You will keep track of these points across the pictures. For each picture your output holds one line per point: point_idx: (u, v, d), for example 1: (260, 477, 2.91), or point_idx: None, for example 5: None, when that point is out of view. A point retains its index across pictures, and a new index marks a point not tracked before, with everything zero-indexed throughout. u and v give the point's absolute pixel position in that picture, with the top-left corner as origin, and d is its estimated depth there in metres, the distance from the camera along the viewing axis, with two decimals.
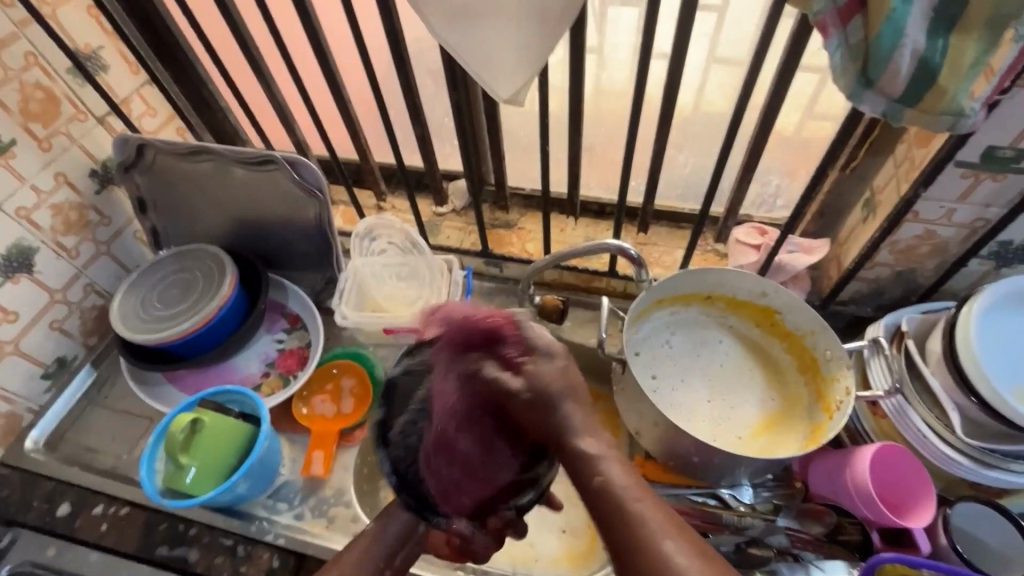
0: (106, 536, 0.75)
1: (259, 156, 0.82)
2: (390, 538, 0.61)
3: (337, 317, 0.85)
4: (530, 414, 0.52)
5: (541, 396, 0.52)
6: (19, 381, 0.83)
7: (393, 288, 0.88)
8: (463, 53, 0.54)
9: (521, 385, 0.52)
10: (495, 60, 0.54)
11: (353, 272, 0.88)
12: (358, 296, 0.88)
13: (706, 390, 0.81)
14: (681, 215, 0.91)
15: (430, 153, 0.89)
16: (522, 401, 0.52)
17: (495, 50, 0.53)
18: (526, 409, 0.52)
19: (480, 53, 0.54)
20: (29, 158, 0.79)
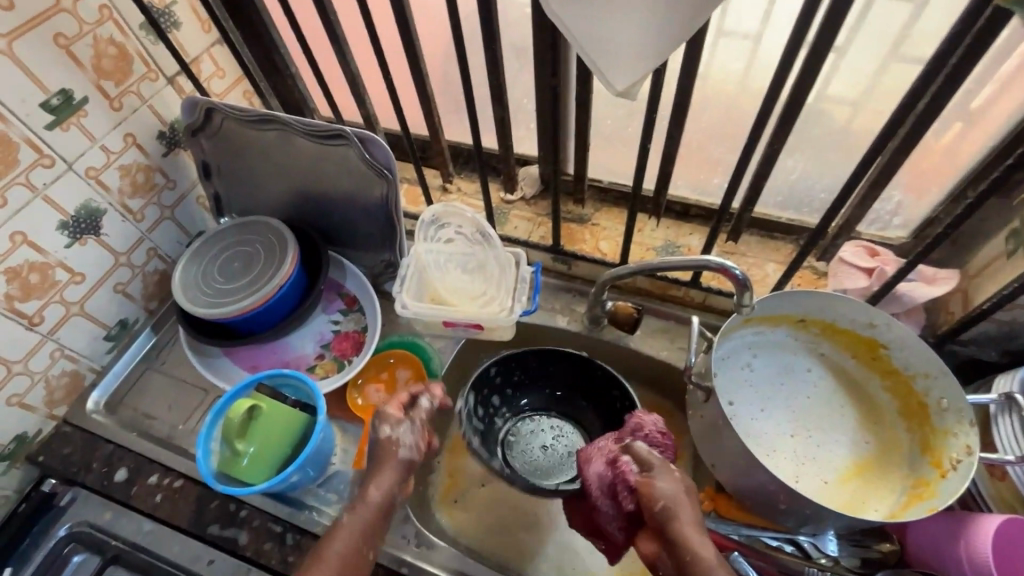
0: (160, 507, 0.75)
1: (329, 131, 0.77)
2: (366, 520, 0.59)
3: (397, 306, 0.80)
4: (660, 492, 0.55)
5: (677, 487, 0.56)
6: (83, 342, 0.83)
7: (456, 279, 0.83)
8: (580, 34, 0.47)
9: (662, 470, 0.57)
10: (612, 48, 0.47)
11: (416, 259, 0.83)
12: (418, 286, 0.83)
13: (788, 423, 0.73)
14: (777, 225, 0.82)
15: (507, 138, 0.82)
16: (659, 476, 0.56)
17: (617, 35, 0.46)
18: (660, 485, 0.55)
19: (599, 37, 0.47)
20: (99, 116, 0.76)
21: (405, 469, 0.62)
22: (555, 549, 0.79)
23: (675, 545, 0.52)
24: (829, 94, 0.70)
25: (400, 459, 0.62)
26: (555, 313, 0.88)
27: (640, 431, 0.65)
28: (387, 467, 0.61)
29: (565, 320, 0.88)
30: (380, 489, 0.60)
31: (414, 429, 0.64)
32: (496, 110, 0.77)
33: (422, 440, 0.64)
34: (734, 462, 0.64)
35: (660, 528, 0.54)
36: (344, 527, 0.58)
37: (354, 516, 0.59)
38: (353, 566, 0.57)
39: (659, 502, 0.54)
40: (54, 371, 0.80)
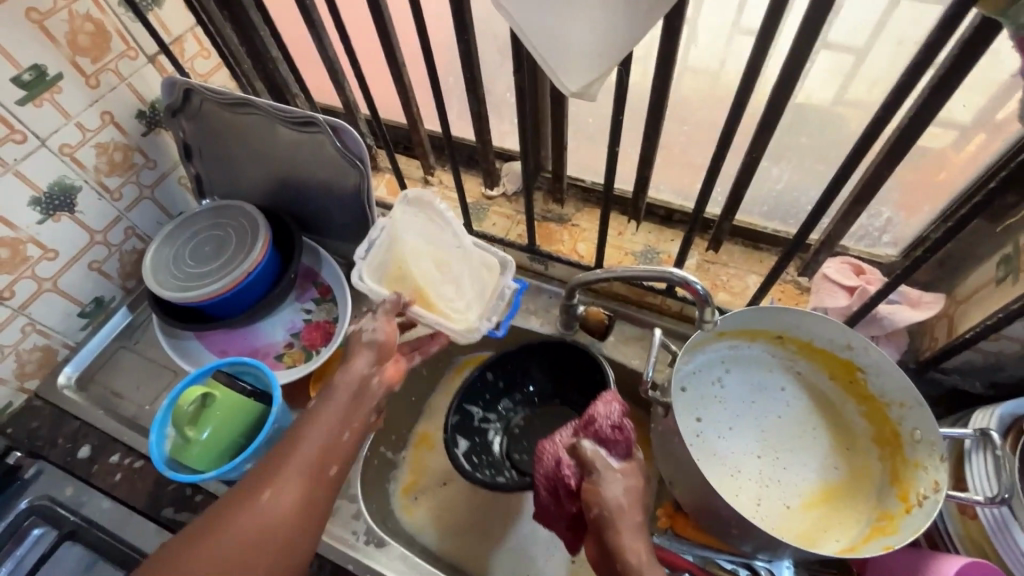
0: (119, 486, 0.76)
1: (302, 117, 0.76)
2: (341, 404, 0.58)
3: (353, 276, 0.72)
4: (601, 498, 0.54)
5: (619, 493, 0.54)
6: (57, 317, 0.84)
7: (428, 276, 0.73)
8: (532, 32, 0.44)
9: (606, 475, 0.55)
10: (567, 52, 0.45)
11: (388, 230, 0.74)
12: (384, 259, 0.74)
13: (756, 443, 0.70)
14: (762, 235, 0.79)
15: (484, 132, 0.80)
16: (599, 483, 0.55)
17: (567, 33, 0.43)
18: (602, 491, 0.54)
19: (550, 36, 0.44)
20: (75, 93, 0.76)
21: (379, 355, 0.62)
22: (510, 551, 0.78)
23: (610, 552, 0.52)
24: (845, 99, 0.67)
25: (376, 338, 0.62)
26: (528, 314, 0.87)
27: (592, 425, 0.60)
28: (359, 351, 0.61)
29: (538, 322, 0.86)
30: (353, 370, 0.60)
31: (375, 318, 0.64)
32: (473, 103, 0.75)
33: (387, 325, 0.64)
34: (687, 480, 0.61)
35: (599, 534, 0.53)
36: (318, 411, 0.57)
37: (326, 407, 0.57)
38: (334, 452, 0.56)
39: (597, 509, 0.54)
40: (26, 346, 0.81)
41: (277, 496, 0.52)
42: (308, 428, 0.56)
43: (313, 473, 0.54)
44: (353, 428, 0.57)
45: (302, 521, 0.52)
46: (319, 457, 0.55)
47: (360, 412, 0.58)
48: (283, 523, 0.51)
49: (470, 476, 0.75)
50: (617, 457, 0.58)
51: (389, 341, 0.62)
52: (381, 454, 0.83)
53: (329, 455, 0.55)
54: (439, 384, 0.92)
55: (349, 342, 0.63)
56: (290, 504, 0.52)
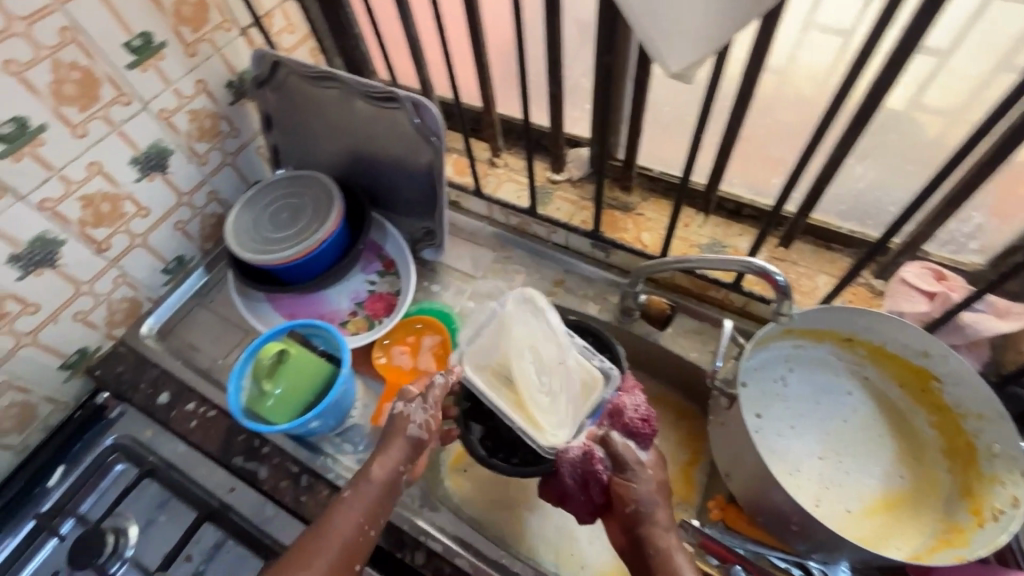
0: (194, 433, 0.81)
1: (384, 92, 0.79)
2: (369, 501, 0.62)
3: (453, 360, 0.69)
4: (636, 496, 0.59)
5: (651, 490, 0.59)
6: (144, 272, 0.90)
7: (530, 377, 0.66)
8: (641, 13, 0.45)
9: (640, 472, 0.60)
10: (681, 33, 0.45)
11: (502, 319, 0.68)
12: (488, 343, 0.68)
13: (817, 443, 0.69)
14: (836, 235, 0.77)
15: (558, 116, 0.81)
16: (631, 475, 0.60)
17: (680, 16, 0.44)
18: (634, 485, 0.59)
19: (661, 17, 0.45)
20: (175, 60, 0.80)
21: (413, 449, 0.65)
22: (556, 530, 0.80)
23: (642, 545, 0.57)
24: (934, 100, 0.64)
25: (412, 435, 0.65)
26: (586, 299, 0.88)
27: (619, 416, 0.64)
28: (398, 444, 0.64)
29: (596, 308, 0.87)
30: (390, 462, 0.64)
31: (426, 406, 0.66)
32: (551, 86, 0.76)
33: (433, 419, 0.66)
34: (748, 474, 0.61)
35: (632, 528, 0.58)
36: (348, 506, 0.61)
37: (353, 500, 0.61)
38: (355, 552, 0.60)
39: (632, 505, 0.58)
40: (116, 296, 0.87)
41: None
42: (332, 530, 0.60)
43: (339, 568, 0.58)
44: (377, 522, 0.62)
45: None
46: (341, 559, 0.59)
47: (388, 507, 0.63)
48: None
49: (489, 463, 0.70)
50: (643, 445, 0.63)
51: (428, 437, 0.66)
52: None
53: (350, 558, 0.59)
54: None
55: (390, 423, 0.66)
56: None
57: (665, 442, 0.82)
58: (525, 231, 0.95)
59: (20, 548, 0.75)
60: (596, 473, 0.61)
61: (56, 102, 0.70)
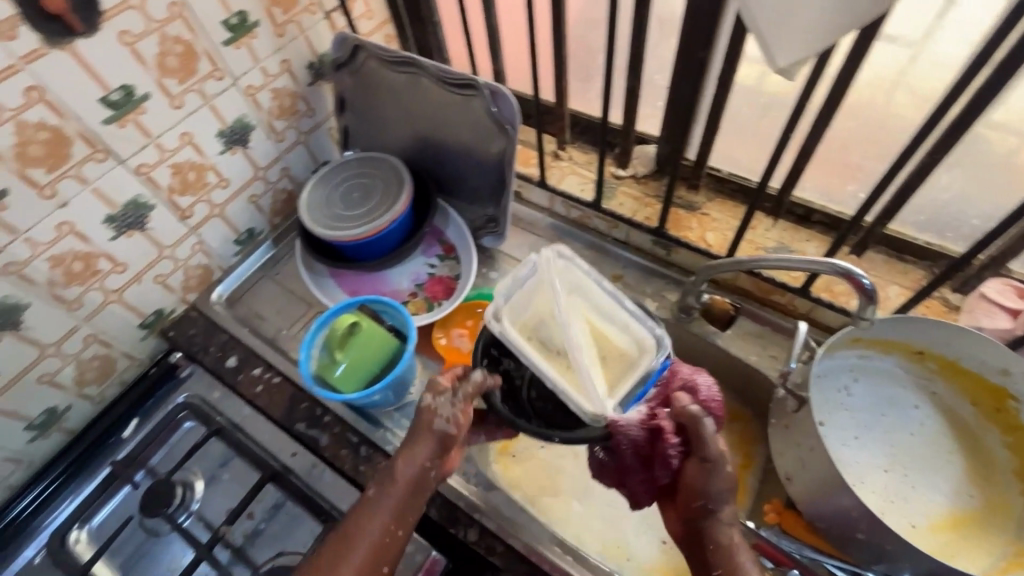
0: (260, 397, 0.84)
1: (463, 80, 0.81)
2: (396, 501, 0.62)
3: (491, 318, 0.70)
4: (707, 491, 0.57)
5: (722, 486, 0.57)
6: (218, 241, 0.93)
7: (570, 333, 0.69)
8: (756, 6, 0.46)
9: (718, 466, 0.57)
10: (795, 30, 0.46)
11: (539, 277, 0.73)
12: (526, 301, 0.73)
13: (882, 455, 0.68)
14: (911, 246, 0.75)
15: (631, 111, 0.82)
16: (708, 472, 0.57)
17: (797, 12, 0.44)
18: (709, 482, 0.57)
19: (777, 10, 0.45)
20: (265, 39, 0.84)
21: (439, 446, 0.63)
22: (603, 522, 0.80)
23: (703, 535, 0.58)
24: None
25: (442, 431, 0.63)
26: (644, 295, 0.88)
27: (693, 394, 0.61)
28: (424, 440, 0.63)
29: (653, 305, 0.87)
30: (416, 461, 0.63)
31: (454, 402, 0.63)
32: (630, 80, 0.76)
33: (461, 415, 0.63)
34: (814, 478, 0.61)
35: (696, 517, 0.59)
36: (375, 505, 0.61)
37: (382, 499, 0.61)
38: (384, 552, 0.60)
39: (701, 500, 0.58)
40: (192, 262, 0.91)
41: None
42: (361, 530, 0.60)
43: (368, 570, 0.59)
44: (406, 523, 0.62)
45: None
46: (371, 558, 0.60)
47: (416, 505, 0.62)
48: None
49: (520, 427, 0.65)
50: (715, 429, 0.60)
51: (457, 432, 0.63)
52: None
53: (380, 557, 0.60)
54: None
55: (418, 418, 0.64)
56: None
57: None
58: (586, 225, 0.95)
59: (93, 495, 0.79)
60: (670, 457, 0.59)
61: (159, 73, 0.73)
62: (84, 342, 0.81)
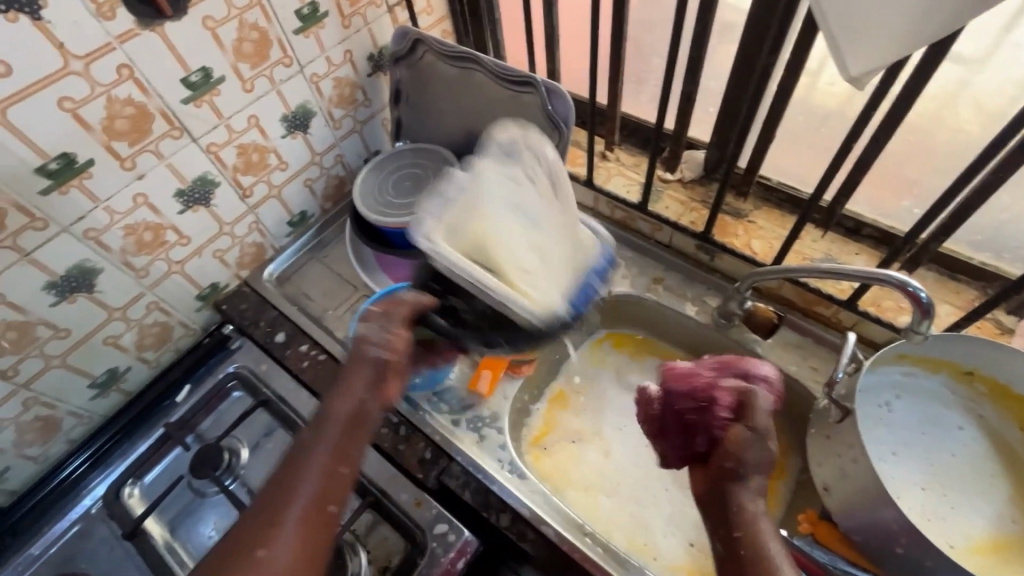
0: (305, 372, 0.88)
1: (521, 78, 0.83)
2: (336, 434, 0.57)
3: (422, 231, 0.67)
4: (743, 457, 0.53)
5: (758, 455, 0.54)
6: (273, 221, 0.97)
7: (507, 234, 0.68)
8: (835, 20, 0.47)
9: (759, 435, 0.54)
10: (872, 41, 0.46)
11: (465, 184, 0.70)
12: (457, 211, 0.69)
13: (920, 473, 0.68)
14: (963, 265, 0.75)
15: (685, 115, 0.82)
16: (753, 441, 0.54)
17: (875, 28, 0.45)
18: (746, 444, 0.54)
19: (856, 25, 0.46)
20: (333, 30, 0.87)
21: (377, 372, 0.61)
22: (631, 518, 0.81)
23: (725, 496, 0.53)
24: None
25: (375, 356, 0.61)
26: (684, 299, 0.89)
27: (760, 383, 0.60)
28: (358, 371, 0.60)
29: (693, 309, 0.88)
30: (350, 394, 0.59)
31: (386, 329, 0.64)
32: (686, 85, 0.77)
33: (395, 337, 0.63)
34: (854, 489, 0.61)
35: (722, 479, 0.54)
36: (311, 448, 0.55)
37: (310, 448, 0.55)
38: (333, 486, 0.54)
39: (732, 463, 0.54)
40: (248, 240, 0.95)
41: (278, 547, 0.49)
42: (296, 475, 0.53)
43: (311, 516, 0.51)
44: (349, 461, 0.55)
45: (310, 565, 0.50)
46: (316, 499, 0.53)
47: (358, 438, 0.57)
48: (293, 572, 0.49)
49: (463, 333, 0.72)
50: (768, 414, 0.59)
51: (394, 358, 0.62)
52: (522, 399, 0.89)
53: (329, 490, 0.53)
54: (578, 350, 0.97)
55: (353, 356, 0.62)
56: (297, 553, 0.50)
57: None
58: (629, 226, 0.96)
59: (147, 454, 0.82)
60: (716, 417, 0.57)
61: (235, 58, 0.77)
62: (146, 309, 0.85)
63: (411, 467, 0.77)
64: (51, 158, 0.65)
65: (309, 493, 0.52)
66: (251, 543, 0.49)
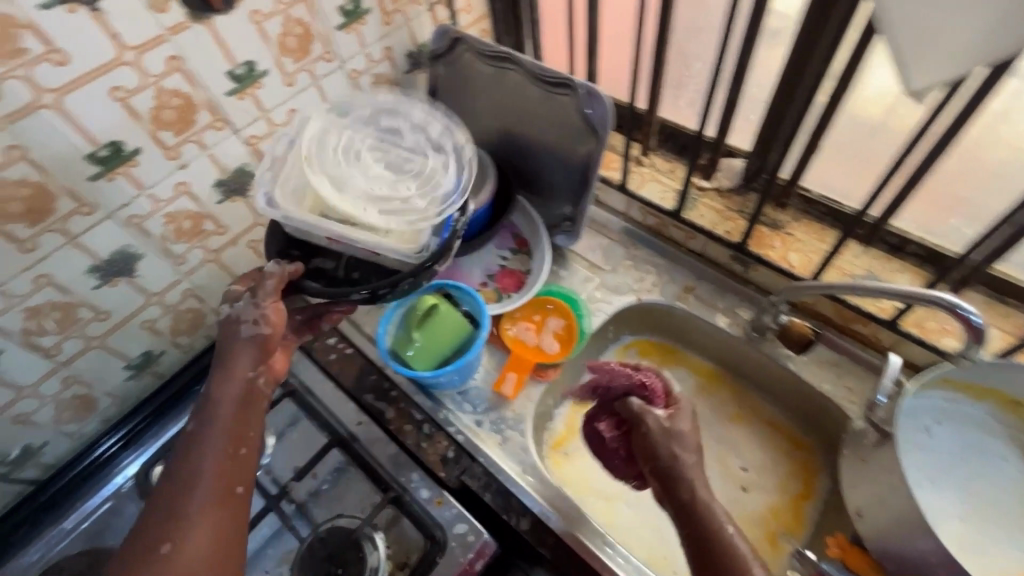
0: (331, 365, 0.88)
1: (560, 79, 0.82)
2: (230, 418, 0.59)
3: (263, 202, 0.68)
4: (656, 452, 0.63)
5: (663, 445, 0.63)
6: None
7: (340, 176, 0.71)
8: (898, 33, 0.46)
9: (657, 429, 0.63)
10: (938, 49, 0.45)
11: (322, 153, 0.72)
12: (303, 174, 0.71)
13: (959, 503, 0.65)
14: (1016, 289, 0.71)
15: (726, 123, 0.81)
16: (643, 434, 0.64)
17: (940, 43, 0.45)
18: (657, 441, 0.63)
19: (920, 40, 0.46)
20: (374, 26, 0.87)
21: (260, 352, 0.62)
22: (652, 530, 0.80)
23: (673, 488, 0.61)
24: None
25: (246, 335, 0.62)
26: (716, 310, 0.87)
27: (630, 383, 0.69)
28: (239, 349, 0.61)
29: (725, 321, 0.86)
30: (237, 374, 0.61)
31: (256, 304, 0.63)
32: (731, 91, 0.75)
33: (270, 312, 0.63)
34: (889, 517, 0.59)
35: (659, 477, 0.62)
36: (199, 431, 0.58)
37: (209, 428, 0.58)
38: (237, 468, 0.57)
39: (650, 459, 0.63)
40: None
41: (186, 527, 0.53)
42: (198, 461, 0.56)
43: (218, 496, 0.55)
44: (248, 442, 0.59)
45: (222, 543, 0.54)
46: (218, 481, 0.56)
47: (253, 420, 0.61)
48: (205, 549, 0.52)
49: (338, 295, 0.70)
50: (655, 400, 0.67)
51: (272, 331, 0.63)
52: (546, 403, 0.89)
53: (231, 475, 0.57)
54: (604, 355, 0.95)
55: (224, 334, 0.62)
56: (209, 533, 0.53)
57: (776, 472, 0.82)
58: (661, 232, 0.95)
59: None
60: (616, 434, 0.70)
61: (279, 52, 0.78)
62: (182, 295, 0.87)
63: (433, 466, 0.79)
64: (101, 146, 0.67)
65: (211, 479, 0.56)
66: (163, 527, 0.53)
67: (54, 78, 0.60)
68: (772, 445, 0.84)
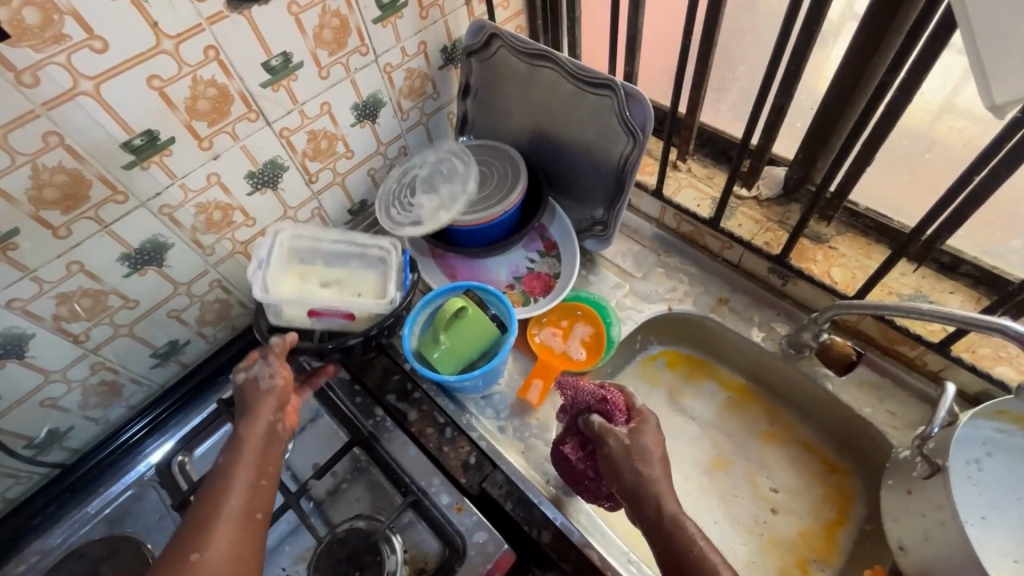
0: None
1: (600, 79, 0.79)
2: (253, 453, 0.59)
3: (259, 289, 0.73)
4: (619, 473, 0.60)
5: (626, 466, 0.59)
6: (334, 208, 0.98)
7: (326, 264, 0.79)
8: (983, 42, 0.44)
9: (623, 447, 0.60)
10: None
11: (392, 225, 0.88)
12: (282, 268, 0.77)
13: (1013, 543, 0.62)
14: None
15: (772, 130, 0.77)
16: (607, 457, 0.61)
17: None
18: (619, 461, 0.60)
19: (1006, 52, 0.44)
20: (410, 20, 0.86)
21: (279, 401, 0.64)
22: None
23: (642, 509, 0.58)
24: None
25: (264, 388, 0.63)
26: (751, 324, 0.84)
27: (592, 401, 0.66)
28: (265, 400, 0.62)
29: (760, 335, 0.83)
30: (259, 420, 0.61)
31: (268, 364, 0.65)
32: (780, 97, 0.72)
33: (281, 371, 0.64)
34: (936, 555, 0.56)
35: (627, 497, 0.59)
36: (227, 466, 0.57)
37: (236, 459, 0.58)
38: (259, 496, 0.57)
39: (617, 481, 0.60)
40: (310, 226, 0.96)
41: (210, 547, 0.52)
42: (223, 491, 0.56)
43: (242, 520, 0.55)
44: (269, 474, 0.59)
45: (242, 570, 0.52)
46: (243, 509, 0.56)
47: (276, 458, 0.61)
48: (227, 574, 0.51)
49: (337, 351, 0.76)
50: (616, 419, 0.64)
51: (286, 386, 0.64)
52: None
53: (253, 501, 0.57)
54: (630, 365, 0.93)
55: (243, 393, 0.63)
56: (229, 558, 0.52)
57: (807, 495, 0.79)
58: (694, 240, 0.92)
59: (199, 426, 0.85)
60: (580, 453, 0.67)
61: (315, 45, 0.77)
62: (209, 286, 0.87)
63: (454, 471, 0.77)
64: (136, 135, 0.67)
65: (235, 504, 0.55)
66: (183, 551, 0.52)
67: (92, 65, 0.60)
68: (805, 467, 0.81)
